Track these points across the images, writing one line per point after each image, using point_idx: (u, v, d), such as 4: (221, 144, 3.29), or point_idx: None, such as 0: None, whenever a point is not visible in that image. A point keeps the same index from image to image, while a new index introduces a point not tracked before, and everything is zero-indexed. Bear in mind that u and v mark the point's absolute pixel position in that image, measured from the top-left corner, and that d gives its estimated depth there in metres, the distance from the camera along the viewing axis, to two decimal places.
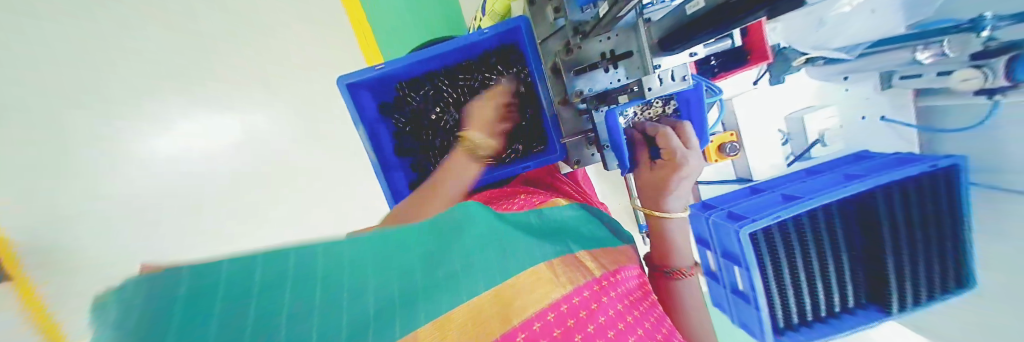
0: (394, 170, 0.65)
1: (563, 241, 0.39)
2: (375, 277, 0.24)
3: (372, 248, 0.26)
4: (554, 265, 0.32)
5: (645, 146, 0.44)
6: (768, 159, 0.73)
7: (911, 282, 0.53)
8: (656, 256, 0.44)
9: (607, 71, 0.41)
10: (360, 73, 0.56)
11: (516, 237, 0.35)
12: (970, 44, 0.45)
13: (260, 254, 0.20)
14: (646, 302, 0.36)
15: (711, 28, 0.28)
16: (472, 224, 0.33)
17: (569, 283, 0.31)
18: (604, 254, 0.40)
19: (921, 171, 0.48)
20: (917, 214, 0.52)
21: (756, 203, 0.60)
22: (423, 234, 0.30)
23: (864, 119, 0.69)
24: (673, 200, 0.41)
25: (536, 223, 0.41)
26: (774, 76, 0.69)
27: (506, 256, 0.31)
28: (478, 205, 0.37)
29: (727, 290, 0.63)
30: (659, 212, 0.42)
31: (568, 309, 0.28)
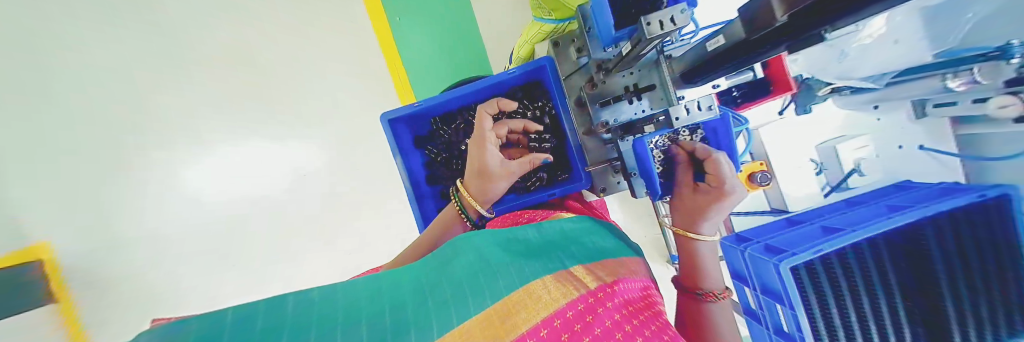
0: (426, 198, 0.69)
1: (557, 258, 0.36)
2: (368, 315, 0.22)
3: (362, 294, 0.24)
4: (546, 282, 0.29)
5: (686, 170, 0.44)
6: (802, 189, 0.70)
7: (976, 327, 0.48)
8: (685, 276, 0.40)
9: (631, 102, 0.44)
10: (400, 109, 0.62)
11: (508, 258, 0.33)
12: (1001, 71, 0.45)
13: (260, 305, 0.20)
14: (649, 312, 0.30)
15: (735, 60, 0.30)
16: (460, 257, 0.32)
17: (561, 298, 0.27)
18: (600, 267, 0.36)
19: (970, 201, 0.45)
20: (975, 253, 0.48)
21: (792, 236, 0.57)
22: (406, 279, 0.29)
23: (900, 147, 0.66)
24: (710, 224, 0.40)
25: (532, 246, 0.39)
26: (800, 105, 0.69)
27: (496, 279, 0.28)
28: (469, 239, 0.36)
29: (770, 331, 0.59)
30: (691, 234, 0.40)
31: (561, 323, 0.24)
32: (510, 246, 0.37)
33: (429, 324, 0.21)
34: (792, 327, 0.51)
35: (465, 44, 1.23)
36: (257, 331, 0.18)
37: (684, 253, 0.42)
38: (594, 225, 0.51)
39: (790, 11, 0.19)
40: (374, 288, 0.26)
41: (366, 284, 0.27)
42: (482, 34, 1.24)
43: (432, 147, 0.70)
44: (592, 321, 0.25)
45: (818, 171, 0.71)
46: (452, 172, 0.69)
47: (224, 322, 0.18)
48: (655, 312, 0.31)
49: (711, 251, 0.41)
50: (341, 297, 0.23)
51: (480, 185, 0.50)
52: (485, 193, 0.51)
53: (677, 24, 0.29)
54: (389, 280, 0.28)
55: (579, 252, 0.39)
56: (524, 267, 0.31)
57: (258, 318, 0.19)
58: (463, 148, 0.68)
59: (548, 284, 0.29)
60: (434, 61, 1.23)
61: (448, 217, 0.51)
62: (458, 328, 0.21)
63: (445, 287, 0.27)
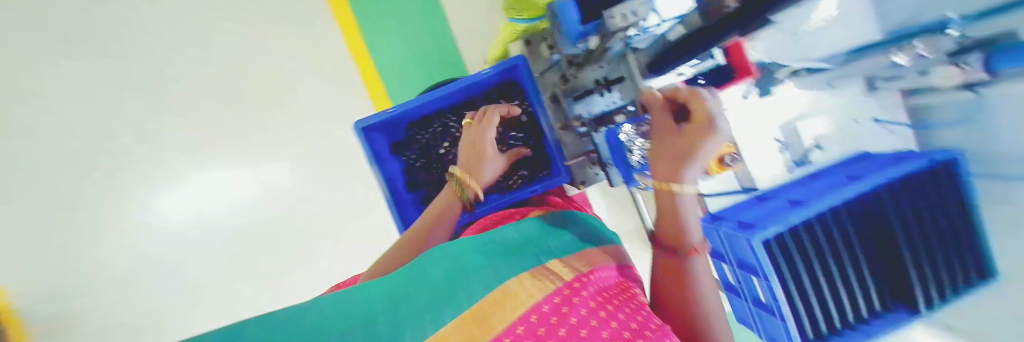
0: (406, 204, 0.68)
1: (533, 255, 0.36)
2: (339, 328, 0.20)
3: (328, 311, 0.22)
4: (522, 279, 0.30)
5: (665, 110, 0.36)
6: (769, 167, 0.74)
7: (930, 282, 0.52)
8: (665, 236, 0.35)
9: (602, 95, 0.43)
10: (372, 117, 0.60)
11: (480, 262, 0.32)
12: (942, 43, 0.44)
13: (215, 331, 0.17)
14: (625, 296, 0.31)
15: (692, 50, 0.31)
16: (432, 268, 0.31)
17: (537, 292, 0.28)
18: (577, 259, 0.37)
19: (921, 168, 0.49)
20: (924, 216, 0.52)
21: (761, 212, 0.60)
22: (376, 292, 0.27)
23: (855, 122, 0.71)
24: (693, 172, 0.33)
25: (507, 246, 0.39)
26: (761, 88, 0.70)
27: (471, 284, 0.28)
28: (437, 250, 0.35)
29: (749, 303, 0.61)
30: (672, 185, 0.34)
31: (538, 318, 0.24)
32: (486, 249, 0.37)
33: (404, 333, 0.21)
34: (769, 298, 0.54)
35: (438, 48, 1.22)
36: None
37: (663, 211, 0.36)
38: (571, 219, 0.52)
39: None
40: (340, 304, 0.24)
41: (330, 301, 0.25)
42: (455, 38, 1.22)
43: (410, 153, 0.69)
44: (567, 311, 0.26)
45: (782, 149, 0.75)
46: (432, 177, 0.68)
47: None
48: (628, 294, 0.32)
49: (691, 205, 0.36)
50: (305, 316, 0.21)
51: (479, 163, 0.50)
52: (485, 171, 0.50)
53: (641, 14, 0.30)
54: (357, 295, 0.26)
55: (556, 247, 0.39)
56: (501, 267, 0.31)
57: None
58: (442, 151, 0.67)
59: (523, 282, 0.29)
60: (407, 69, 1.21)
61: (444, 201, 0.48)
62: (434, 335, 0.21)
63: (418, 299, 0.26)
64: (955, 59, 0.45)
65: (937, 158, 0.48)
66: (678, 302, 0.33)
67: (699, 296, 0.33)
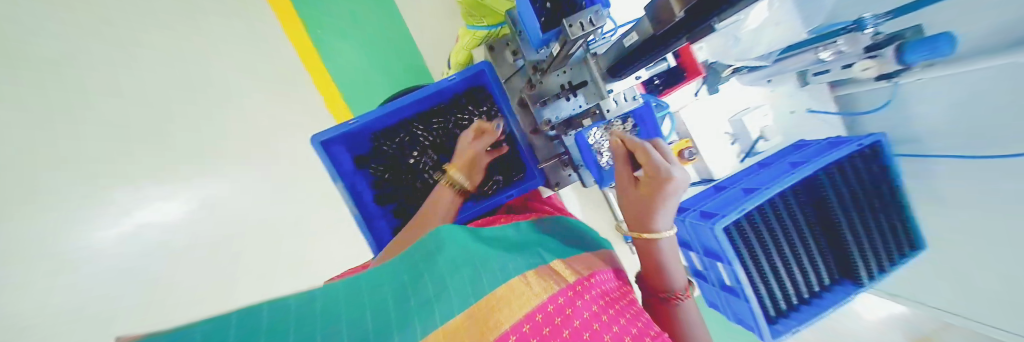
0: (376, 219, 0.64)
1: (537, 253, 0.36)
2: (347, 322, 0.20)
3: (339, 298, 0.23)
4: (529, 276, 0.29)
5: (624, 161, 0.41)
6: (724, 160, 0.80)
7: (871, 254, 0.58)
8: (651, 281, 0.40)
9: (569, 99, 0.46)
10: (331, 129, 0.56)
11: (491, 254, 0.32)
12: (861, 40, 0.54)
13: (236, 312, 0.17)
14: (625, 301, 0.32)
15: (649, 53, 0.33)
16: (445, 248, 0.30)
17: (543, 290, 0.27)
18: (578, 260, 0.38)
19: (852, 151, 0.56)
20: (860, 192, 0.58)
21: (724, 199, 0.65)
22: (385, 280, 0.27)
23: (792, 112, 0.79)
24: (661, 220, 0.37)
25: (512, 243, 0.38)
26: (710, 86, 0.77)
27: (480, 277, 0.27)
28: (454, 228, 0.35)
29: (717, 287, 0.66)
30: (649, 235, 0.37)
31: (543, 316, 0.24)
32: (493, 243, 0.37)
33: (411, 325, 0.21)
34: (732, 281, 0.57)
35: (401, 55, 1.19)
36: (237, 335, 0.16)
37: (644, 255, 0.40)
38: (563, 222, 0.52)
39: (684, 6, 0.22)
40: (351, 292, 0.24)
41: (341, 286, 0.25)
42: (415, 44, 1.21)
43: (377, 165, 0.65)
44: (570, 310, 0.26)
45: (733, 142, 0.81)
46: (402, 188, 0.65)
47: (195, 331, 0.15)
48: (630, 301, 0.32)
49: (671, 249, 0.40)
50: (317, 303, 0.21)
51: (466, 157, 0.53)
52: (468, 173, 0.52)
53: (594, 24, 0.31)
54: (366, 284, 0.26)
55: (557, 248, 0.40)
56: (507, 261, 0.31)
57: (231, 327, 0.16)
58: (412, 161, 0.66)
59: (529, 279, 0.29)
60: (366, 76, 1.16)
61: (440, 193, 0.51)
62: (441, 328, 0.21)
63: (429, 285, 0.25)
64: (872, 52, 0.53)
65: (865, 142, 0.55)
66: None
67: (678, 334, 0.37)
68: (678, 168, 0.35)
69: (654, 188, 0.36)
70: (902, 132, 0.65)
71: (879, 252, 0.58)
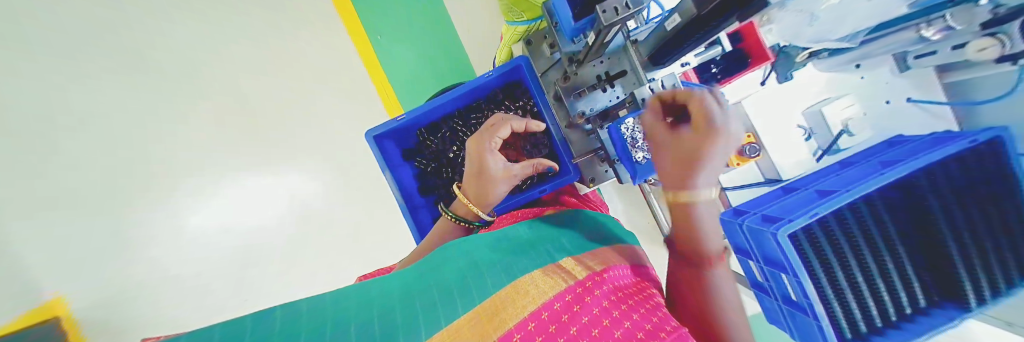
0: (420, 208, 0.68)
1: (546, 253, 0.36)
2: (355, 322, 0.21)
3: (349, 305, 0.24)
4: (535, 276, 0.30)
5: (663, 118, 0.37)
6: (792, 155, 0.69)
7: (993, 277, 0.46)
8: (687, 243, 0.38)
9: (604, 90, 0.44)
10: (383, 124, 0.62)
11: (494, 260, 0.33)
12: (976, 15, 0.44)
13: (251, 320, 0.19)
14: (641, 296, 0.30)
15: (696, 35, 0.30)
16: (449, 261, 0.32)
17: (548, 290, 0.27)
18: (591, 256, 0.37)
19: (960, 148, 0.44)
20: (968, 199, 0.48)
21: (790, 203, 0.57)
22: (394, 288, 0.28)
23: (888, 102, 0.66)
24: (705, 178, 0.34)
25: (522, 243, 0.39)
26: (780, 73, 0.68)
27: (485, 282, 0.28)
28: (464, 242, 0.37)
29: (780, 302, 0.58)
30: (688, 198, 0.36)
31: (549, 316, 0.24)
32: (500, 245, 0.38)
33: (418, 325, 0.22)
34: (799, 297, 0.50)
35: (447, 57, 1.25)
36: (248, 337, 0.18)
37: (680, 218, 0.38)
38: (585, 216, 0.52)
39: None
40: (360, 299, 0.26)
41: (354, 295, 0.26)
42: (460, 40, 1.26)
43: (421, 159, 0.71)
44: (578, 309, 0.25)
45: (807, 137, 0.69)
46: (444, 180, 0.69)
47: (214, 336, 0.17)
48: (646, 297, 0.31)
49: (708, 211, 0.37)
50: (329, 310, 0.23)
51: (478, 200, 0.51)
52: (478, 192, 0.50)
53: (628, 9, 0.29)
54: (379, 290, 0.28)
55: (569, 244, 0.39)
56: (513, 264, 0.32)
57: (243, 333, 0.18)
58: (452, 155, 0.69)
59: (536, 279, 0.29)
60: (415, 73, 1.25)
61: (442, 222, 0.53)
62: (444, 330, 0.21)
63: (433, 292, 0.27)
64: (992, 29, 0.43)
65: (982, 137, 0.44)
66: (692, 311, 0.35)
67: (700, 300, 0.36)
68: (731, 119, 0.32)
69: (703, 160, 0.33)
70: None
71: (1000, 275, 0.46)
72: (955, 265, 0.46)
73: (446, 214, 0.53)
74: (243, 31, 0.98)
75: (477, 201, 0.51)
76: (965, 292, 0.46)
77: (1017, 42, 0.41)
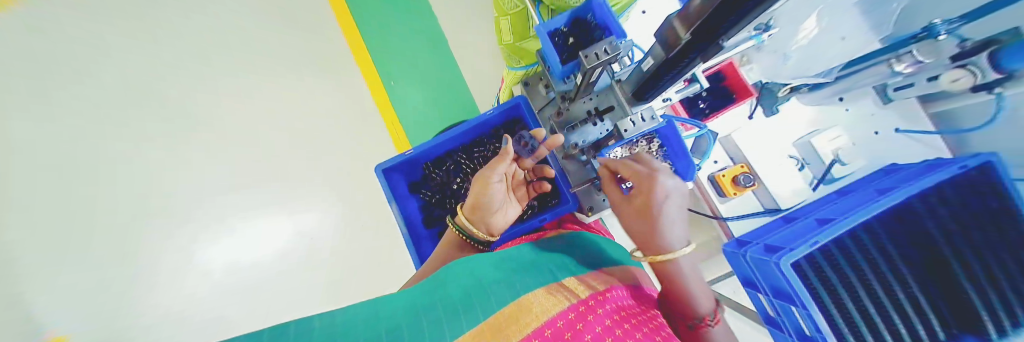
0: (422, 240, 0.69)
1: (549, 272, 0.37)
2: (364, 337, 0.22)
3: (356, 324, 0.25)
4: (538, 295, 0.30)
5: (613, 187, 0.45)
6: (788, 184, 0.69)
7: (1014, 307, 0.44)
8: (678, 307, 0.38)
9: (595, 124, 0.46)
10: (391, 158, 0.66)
11: (497, 281, 0.33)
12: (941, 48, 0.50)
13: (266, 334, 0.20)
14: (644, 316, 0.30)
15: (667, 76, 0.34)
16: (453, 282, 0.33)
17: (551, 309, 0.28)
18: (594, 277, 0.37)
19: (950, 174, 0.47)
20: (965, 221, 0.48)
21: (790, 232, 0.56)
22: (400, 308, 0.29)
23: (877, 133, 0.67)
24: (667, 234, 0.38)
25: (524, 263, 0.40)
26: (767, 108, 0.72)
27: (489, 301, 0.29)
28: (467, 263, 0.38)
29: (794, 338, 0.55)
30: (662, 256, 0.37)
31: (553, 333, 0.25)
32: (504, 265, 0.39)
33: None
34: (813, 331, 0.48)
35: (454, 97, 1.35)
36: None
37: (666, 281, 0.39)
38: (587, 237, 0.52)
39: (689, 28, 0.26)
40: (365, 319, 0.26)
41: (361, 313, 0.27)
42: (466, 83, 1.36)
43: (426, 191, 0.73)
44: (583, 326, 0.26)
45: (801, 166, 0.70)
46: (447, 211, 0.71)
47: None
48: (649, 317, 0.31)
49: (688, 265, 0.38)
50: (338, 327, 0.24)
51: (481, 217, 0.52)
52: (479, 214, 0.52)
53: (610, 53, 0.35)
54: (385, 309, 0.29)
55: (571, 265, 0.40)
56: (516, 283, 0.33)
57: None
58: (455, 186, 0.71)
59: (539, 298, 0.30)
60: (424, 112, 1.34)
61: (445, 242, 0.53)
62: None
63: (436, 311, 0.27)
64: (961, 62, 0.47)
65: (970, 164, 0.46)
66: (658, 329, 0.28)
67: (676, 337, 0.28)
68: (667, 177, 0.39)
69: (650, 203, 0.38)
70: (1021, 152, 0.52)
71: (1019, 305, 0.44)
72: (966, 292, 0.45)
73: (450, 226, 0.54)
74: (277, 80, 1.13)
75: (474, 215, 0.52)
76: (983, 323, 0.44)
77: (988, 71, 0.45)
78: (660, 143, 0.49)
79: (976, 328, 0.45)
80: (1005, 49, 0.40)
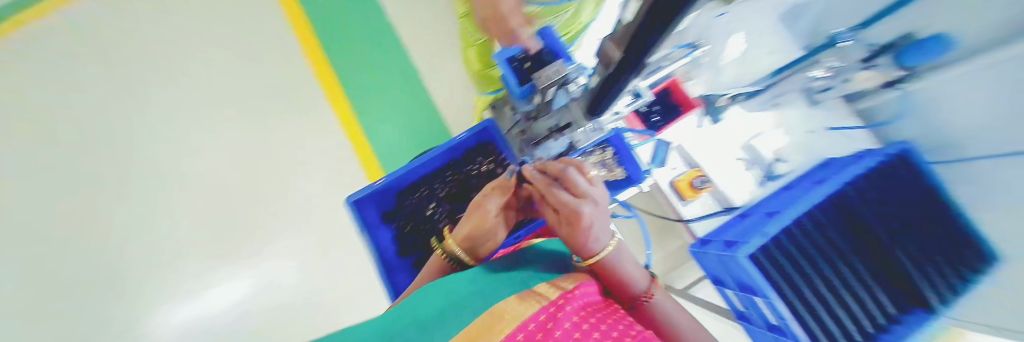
0: (397, 271, 0.67)
1: (522, 282, 0.37)
2: None
3: None
4: (510, 302, 0.31)
5: (545, 203, 0.44)
6: (737, 184, 0.76)
7: (944, 279, 0.50)
8: (617, 293, 0.41)
9: (556, 139, 0.51)
10: (362, 189, 0.66)
11: (468, 296, 0.34)
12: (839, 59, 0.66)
13: None
14: (613, 313, 0.31)
15: (608, 93, 0.39)
16: (426, 301, 0.33)
17: (522, 313, 0.28)
18: (565, 280, 0.38)
19: (874, 161, 0.56)
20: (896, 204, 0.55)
21: (746, 227, 0.61)
22: (370, 333, 0.28)
23: (811, 132, 0.74)
24: (593, 242, 0.39)
25: (496, 277, 0.40)
26: (712, 117, 0.79)
27: (460, 315, 0.29)
28: (439, 283, 0.38)
29: (764, 330, 0.57)
30: (593, 260, 0.40)
31: (523, 335, 0.25)
32: (478, 281, 0.39)
33: None
34: (777, 318, 0.51)
35: (426, 124, 1.35)
36: None
37: (603, 274, 0.41)
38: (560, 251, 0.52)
39: (619, 49, 0.31)
40: None
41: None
42: (437, 109, 1.37)
43: (398, 219, 0.72)
44: (554, 325, 0.26)
45: (749, 167, 0.77)
46: (421, 239, 0.69)
47: None
48: (615, 312, 0.32)
49: (619, 256, 0.41)
50: None
51: (471, 245, 0.49)
52: (469, 236, 0.48)
53: (560, 74, 0.39)
54: (354, 335, 0.28)
55: (543, 275, 0.40)
56: (488, 295, 0.33)
57: None
58: (428, 211, 0.71)
59: (510, 304, 0.30)
60: (401, 145, 1.32)
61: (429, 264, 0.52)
62: None
63: (408, 331, 0.27)
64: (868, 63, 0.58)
65: (892, 151, 0.56)
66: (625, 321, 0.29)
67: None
68: (586, 195, 0.39)
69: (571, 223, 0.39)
70: (936, 138, 0.55)
71: (951, 274, 0.50)
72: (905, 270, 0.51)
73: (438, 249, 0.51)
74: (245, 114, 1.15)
75: (462, 241, 0.48)
76: (924, 295, 0.49)
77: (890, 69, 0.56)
78: (614, 152, 0.52)
79: (919, 300, 0.50)
80: (909, 47, 0.52)
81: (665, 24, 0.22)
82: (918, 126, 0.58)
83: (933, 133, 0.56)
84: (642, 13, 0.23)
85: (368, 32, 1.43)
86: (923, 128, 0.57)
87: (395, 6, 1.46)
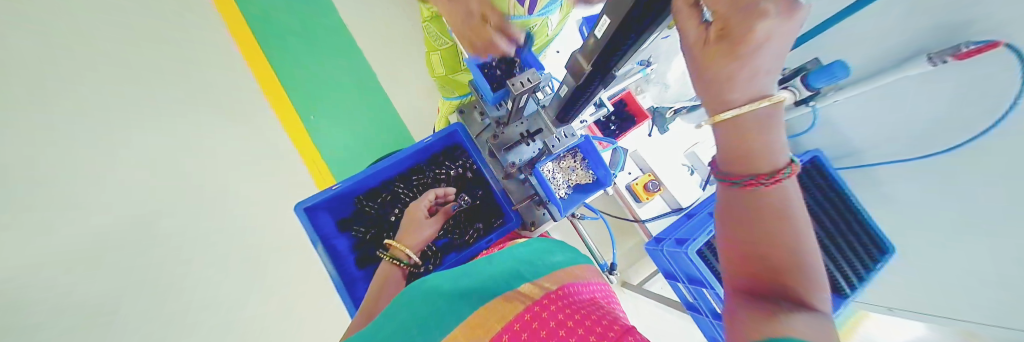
0: (357, 282, 0.62)
1: (506, 279, 0.37)
2: None
3: None
4: (494, 303, 0.30)
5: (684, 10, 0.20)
6: (685, 186, 0.84)
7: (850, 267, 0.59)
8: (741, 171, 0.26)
9: (528, 144, 0.53)
10: (314, 196, 0.60)
11: (451, 295, 0.33)
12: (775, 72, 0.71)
13: None
14: (599, 308, 0.31)
15: (578, 101, 0.41)
16: (408, 306, 0.32)
17: (507, 314, 0.28)
18: (564, 277, 0.37)
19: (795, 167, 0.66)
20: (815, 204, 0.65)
21: (695, 224, 0.67)
22: None
23: None
24: (745, 77, 0.20)
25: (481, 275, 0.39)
26: (660, 127, 0.85)
27: (443, 319, 0.28)
28: (421, 285, 0.37)
29: (710, 318, 0.63)
30: (724, 117, 0.23)
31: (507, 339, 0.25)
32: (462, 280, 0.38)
33: None
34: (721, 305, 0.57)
35: (389, 131, 1.31)
36: None
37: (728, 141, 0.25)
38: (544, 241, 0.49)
39: (589, 60, 0.33)
40: None
41: None
42: (399, 116, 1.33)
43: (358, 227, 0.67)
44: (539, 326, 0.27)
45: (692, 172, 0.86)
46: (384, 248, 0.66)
47: None
48: (601, 307, 0.32)
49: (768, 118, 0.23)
50: None
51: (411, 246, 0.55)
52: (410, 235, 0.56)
53: (533, 81, 0.41)
54: None
55: (528, 268, 0.39)
56: (472, 295, 0.33)
57: None
58: (393, 218, 0.67)
59: (496, 305, 0.30)
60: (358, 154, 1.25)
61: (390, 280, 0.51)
62: None
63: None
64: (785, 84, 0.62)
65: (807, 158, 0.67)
66: (778, 285, 0.25)
67: (807, 247, 0.26)
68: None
69: (746, 47, 0.18)
70: (843, 148, 0.68)
71: (856, 263, 0.59)
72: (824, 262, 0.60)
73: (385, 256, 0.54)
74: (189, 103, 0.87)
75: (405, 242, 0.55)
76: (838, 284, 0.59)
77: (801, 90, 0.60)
78: (583, 157, 0.56)
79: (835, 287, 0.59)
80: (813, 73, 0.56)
81: (639, 33, 0.25)
82: (830, 136, 0.70)
83: (841, 140, 0.68)
84: (612, 28, 0.25)
85: (321, 32, 1.34)
86: (833, 135, 0.69)
87: (355, 11, 1.38)
